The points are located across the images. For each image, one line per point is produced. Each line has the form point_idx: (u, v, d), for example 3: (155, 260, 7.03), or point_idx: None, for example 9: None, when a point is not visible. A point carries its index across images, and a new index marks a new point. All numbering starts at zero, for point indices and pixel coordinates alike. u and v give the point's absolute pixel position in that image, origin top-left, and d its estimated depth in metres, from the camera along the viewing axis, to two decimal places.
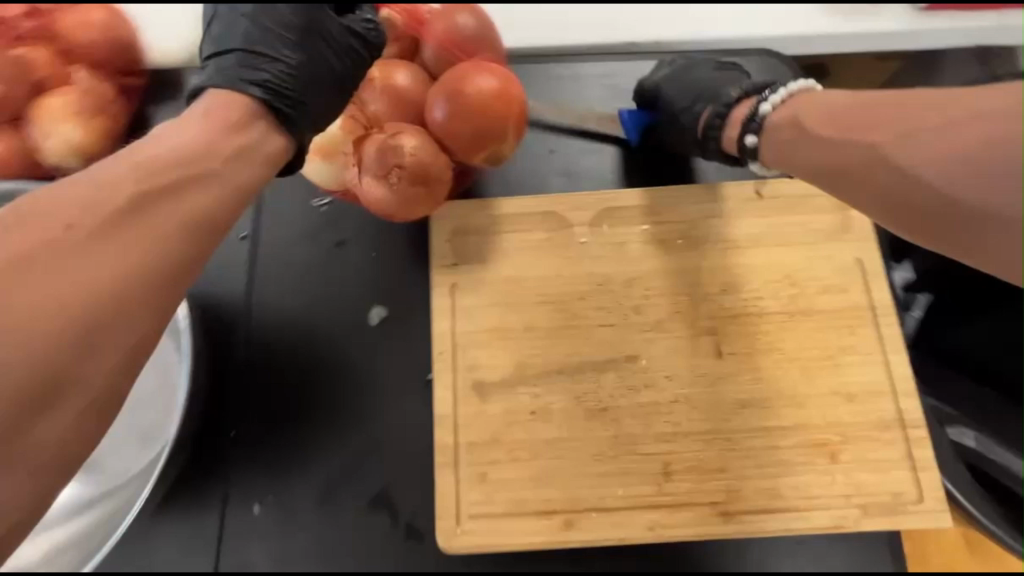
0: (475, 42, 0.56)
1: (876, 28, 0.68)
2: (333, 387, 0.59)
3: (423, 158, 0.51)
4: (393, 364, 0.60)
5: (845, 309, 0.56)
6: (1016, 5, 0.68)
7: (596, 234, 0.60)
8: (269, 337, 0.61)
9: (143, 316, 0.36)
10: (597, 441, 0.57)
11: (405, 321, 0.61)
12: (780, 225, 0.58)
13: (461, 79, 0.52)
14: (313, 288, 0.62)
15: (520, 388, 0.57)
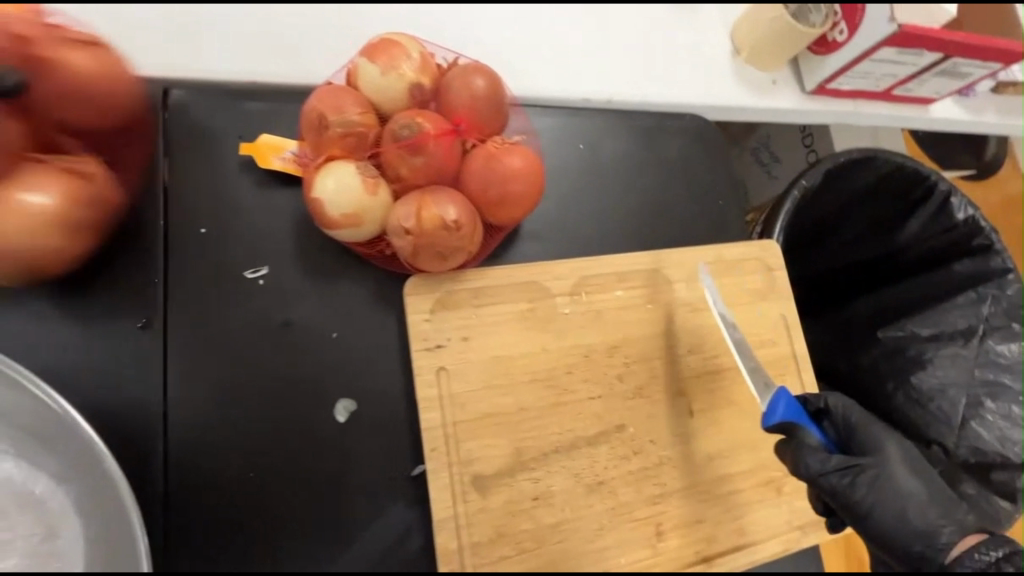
0: (490, 106, 0.56)
1: (773, 104, 0.81)
2: (295, 506, 0.51)
3: (467, 224, 0.53)
4: (368, 459, 0.53)
5: (776, 359, 0.68)
6: (865, 99, 0.86)
7: (576, 303, 0.61)
8: (205, 453, 0.50)
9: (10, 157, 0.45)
10: (598, 517, 0.56)
11: (378, 412, 0.54)
12: (723, 288, 0.68)
13: (493, 158, 0.55)
14: (259, 385, 0.52)
15: (520, 476, 0.54)
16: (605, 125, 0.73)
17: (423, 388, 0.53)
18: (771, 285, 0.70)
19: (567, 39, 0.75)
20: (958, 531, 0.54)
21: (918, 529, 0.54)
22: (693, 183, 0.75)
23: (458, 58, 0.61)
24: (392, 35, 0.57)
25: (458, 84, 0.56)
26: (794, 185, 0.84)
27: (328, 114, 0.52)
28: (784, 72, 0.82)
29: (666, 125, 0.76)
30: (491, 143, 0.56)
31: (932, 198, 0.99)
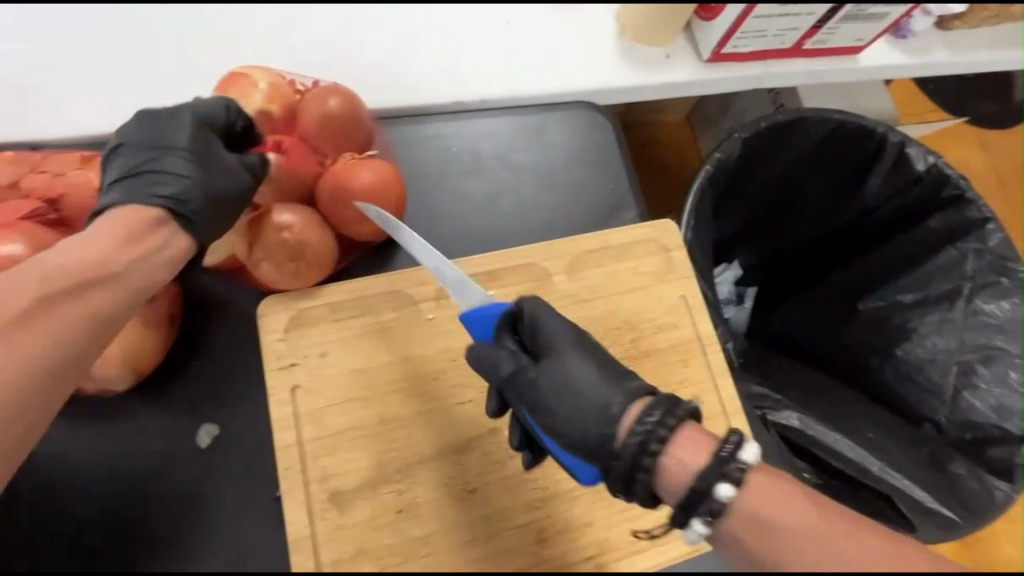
0: (341, 125, 0.53)
1: (670, 79, 0.67)
2: (161, 528, 0.53)
3: (304, 238, 0.52)
4: (232, 479, 0.54)
5: (678, 343, 0.63)
6: (773, 57, 0.72)
7: (443, 307, 0.60)
8: (73, 484, 0.53)
9: (31, 283, 0.42)
10: (471, 525, 0.53)
11: (239, 431, 0.55)
12: (613, 275, 0.65)
13: (341, 174, 0.53)
14: (120, 417, 0.54)
15: (382, 488, 0.53)
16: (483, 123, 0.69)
17: (278, 408, 0.53)
18: (668, 266, 0.66)
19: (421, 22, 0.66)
20: (624, 397, 0.47)
21: (591, 405, 0.47)
22: (589, 169, 0.69)
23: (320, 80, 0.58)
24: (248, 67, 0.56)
25: (313, 101, 0.53)
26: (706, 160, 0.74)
27: None
28: (678, 43, 0.69)
29: None
30: (344, 157, 0.54)
31: (886, 154, 0.81)
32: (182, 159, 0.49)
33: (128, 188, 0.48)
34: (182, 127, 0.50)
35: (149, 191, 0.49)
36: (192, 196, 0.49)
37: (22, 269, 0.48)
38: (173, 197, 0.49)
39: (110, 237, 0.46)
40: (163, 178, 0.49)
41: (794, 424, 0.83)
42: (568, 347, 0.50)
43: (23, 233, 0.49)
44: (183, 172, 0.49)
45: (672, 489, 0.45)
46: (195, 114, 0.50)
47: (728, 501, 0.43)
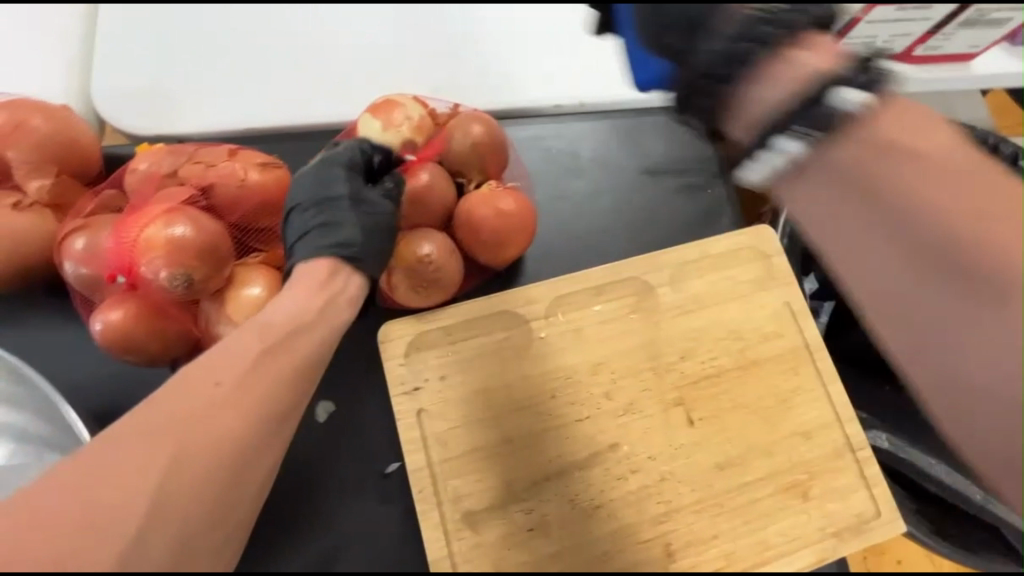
0: (483, 153, 0.60)
1: None
2: (290, 500, 0.55)
3: (444, 259, 0.56)
4: (350, 471, 0.56)
5: (786, 351, 0.63)
6: (879, 62, 0.77)
7: (553, 325, 0.60)
8: None
9: (255, 333, 0.45)
10: (600, 541, 0.54)
11: (355, 415, 0.58)
12: (715, 283, 0.64)
13: (487, 199, 0.58)
14: None
15: (511, 507, 0.54)
16: (579, 131, 0.72)
17: (406, 431, 0.55)
18: (770, 273, 0.65)
19: (528, 40, 0.71)
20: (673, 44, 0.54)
21: None
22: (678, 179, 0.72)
23: (457, 105, 0.64)
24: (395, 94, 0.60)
25: (460, 131, 0.59)
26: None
27: None
28: None
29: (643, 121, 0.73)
30: (487, 185, 0.59)
31: (996, 166, 0.76)
32: (343, 207, 0.54)
33: (309, 241, 0.53)
34: (338, 177, 0.54)
35: (324, 242, 0.52)
36: (356, 238, 0.52)
37: (187, 249, 0.50)
38: (337, 244, 0.52)
39: (309, 298, 0.50)
40: (330, 229, 0.53)
41: (884, 445, 0.80)
42: None
43: (187, 216, 0.51)
44: (348, 220, 0.53)
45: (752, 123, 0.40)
46: (347, 168, 0.55)
47: (858, 127, 0.36)
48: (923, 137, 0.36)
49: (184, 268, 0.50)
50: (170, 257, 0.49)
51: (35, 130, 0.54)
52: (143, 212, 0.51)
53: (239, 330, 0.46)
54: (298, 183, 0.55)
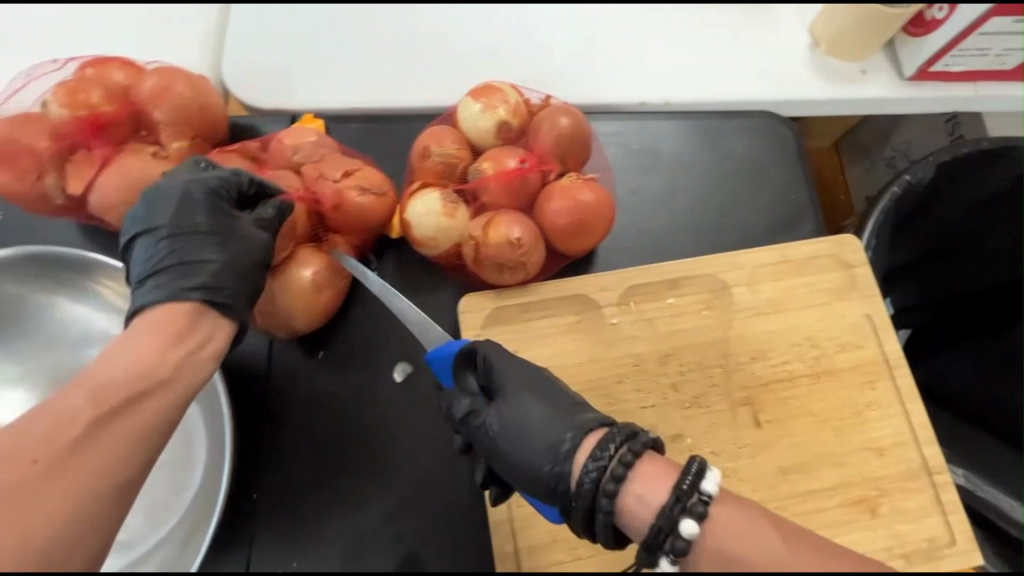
0: (573, 144, 0.62)
1: (867, 93, 0.74)
2: (367, 447, 0.59)
3: (528, 242, 0.58)
4: (422, 429, 0.59)
5: (864, 364, 0.61)
6: (989, 77, 0.74)
7: (625, 312, 0.62)
8: (299, 393, 0.60)
9: (151, 351, 0.43)
10: None
11: (429, 377, 0.61)
12: (793, 288, 0.64)
13: (567, 191, 0.59)
14: (338, 343, 0.62)
15: None
16: (662, 128, 0.73)
17: None
18: (851, 283, 0.64)
19: (616, 43, 0.75)
20: (576, 430, 0.46)
21: (538, 448, 0.47)
22: (759, 182, 0.72)
23: (550, 97, 0.67)
24: (496, 83, 0.65)
25: (547, 124, 0.62)
26: (894, 181, 0.73)
27: (431, 146, 0.62)
28: (877, 59, 0.76)
29: (728, 123, 0.73)
30: (568, 177, 0.61)
31: None
32: (213, 243, 0.51)
33: (158, 284, 0.49)
34: (201, 209, 0.52)
35: (180, 284, 0.49)
36: (225, 280, 0.50)
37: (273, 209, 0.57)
38: (205, 286, 0.49)
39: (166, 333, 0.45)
40: (188, 271, 0.49)
41: (959, 481, 0.76)
42: (519, 388, 0.50)
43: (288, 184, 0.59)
44: (203, 263, 0.50)
45: (637, 526, 0.42)
46: (208, 199, 0.52)
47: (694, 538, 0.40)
48: (648, 496, 0.42)
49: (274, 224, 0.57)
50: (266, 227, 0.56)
51: (187, 92, 0.61)
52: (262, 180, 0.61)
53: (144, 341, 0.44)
54: (158, 208, 0.51)
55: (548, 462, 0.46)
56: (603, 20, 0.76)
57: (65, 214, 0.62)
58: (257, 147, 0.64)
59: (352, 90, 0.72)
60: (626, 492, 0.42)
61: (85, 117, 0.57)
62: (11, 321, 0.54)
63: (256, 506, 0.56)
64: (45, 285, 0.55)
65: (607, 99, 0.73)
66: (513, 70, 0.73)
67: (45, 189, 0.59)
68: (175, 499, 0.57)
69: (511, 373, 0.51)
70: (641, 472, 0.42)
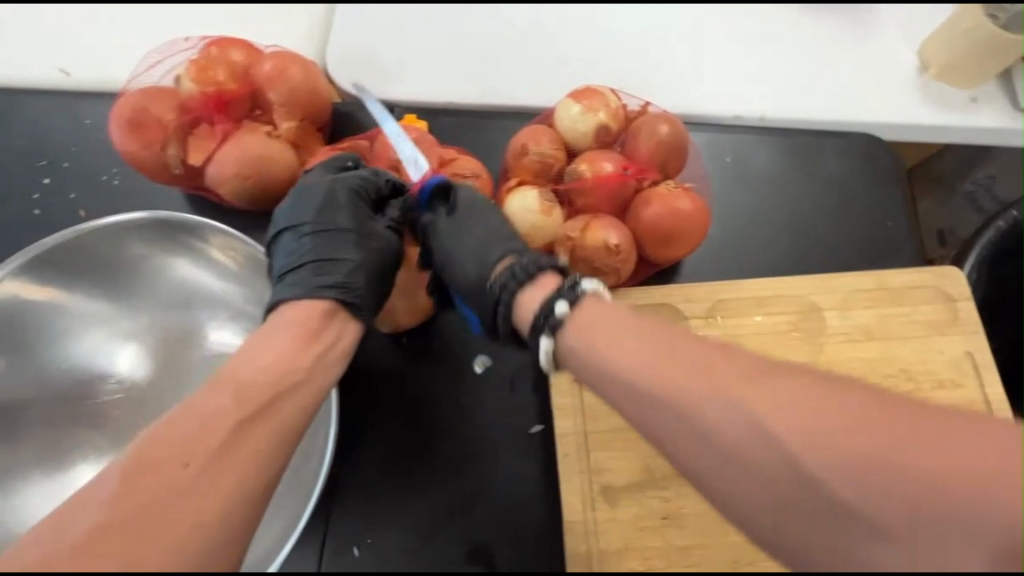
0: (671, 151, 0.62)
1: (976, 122, 0.71)
2: (445, 434, 0.60)
3: (624, 248, 0.58)
4: (497, 422, 0.60)
5: (962, 403, 0.58)
6: None
7: (710, 325, 0.61)
8: (383, 375, 0.62)
9: (278, 360, 0.46)
10: (734, 548, 0.53)
11: (508, 371, 0.62)
12: (888, 317, 0.61)
13: (665, 199, 0.59)
14: (423, 331, 0.64)
15: (650, 492, 0.55)
16: (756, 142, 0.71)
17: (559, 397, 0.58)
18: (952, 317, 0.61)
19: (712, 56, 0.75)
20: (503, 252, 0.57)
21: (473, 254, 0.58)
22: (854, 205, 0.70)
23: (647, 104, 0.67)
24: (596, 86, 0.66)
25: (648, 130, 0.62)
26: (1000, 216, 0.70)
27: (529, 143, 0.62)
28: (989, 88, 0.73)
29: (826, 142, 0.71)
30: (668, 185, 0.61)
31: None
32: (350, 243, 0.57)
33: (298, 278, 0.54)
34: (343, 210, 0.57)
35: (317, 279, 0.54)
36: (357, 279, 0.55)
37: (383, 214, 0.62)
38: (339, 284, 0.54)
39: (290, 335, 0.49)
40: (327, 267, 0.55)
41: None
42: (483, 211, 0.59)
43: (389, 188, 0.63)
44: (342, 262, 0.56)
45: (526, 318, 0.54)
46: (349, 201, 0.57)
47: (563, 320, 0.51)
48: (537, 298, 0.53)
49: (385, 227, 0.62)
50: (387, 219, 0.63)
51: (303, 74, 0.63)
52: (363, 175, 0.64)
53: (263, 353, 0.47)
54: (304, 203, 0.57)
55: (474, 268, 0.58)
56: (701, 32, 0.76)
57: (180, 183, 0.65)
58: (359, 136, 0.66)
59: (449, 84, 0.73)
60: (526, 295, 0.54)
61: (211, 92, 0.61)
62: (135, 280, 0.58)
63: (337, 480, 0.58)
64: (167, 249, 0.58)
65: (701, 109, 0.72)
66: (606, 75, 0.74)
67: (167, 157, 0.62)
68: None
69: (469, 209, 0.59)
70: (540, 281, 0.54)
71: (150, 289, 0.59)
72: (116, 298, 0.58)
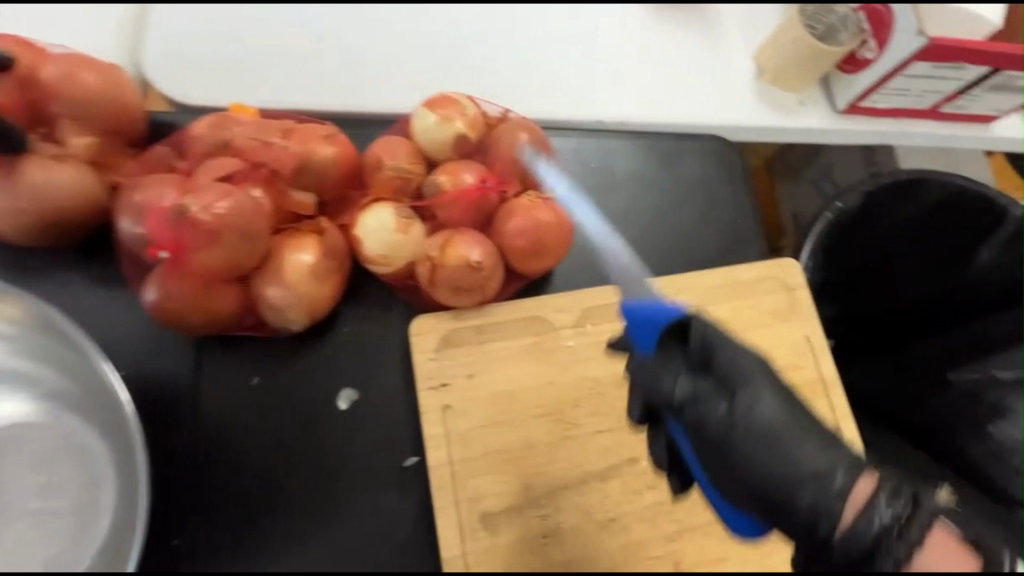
0: (532, 159, 0.60)
1: (804, 125, 0.78)
2: (307, 484, 0.54)
3: (489, 264, 0.56)
4: (368, 462, 0.56)
5: (802, 384, 0.64)
6: (909, 116, 0.80)
7: (581, 334, 0.61)
8: (230, 429, 0.55)
9: None
10: (611, 554, 0.54)
11: (378, 406, 0.57)
12: (738, 310, 0.66)
13: (527, 211, 0.58)
14: (274, 372, 0.57)
15: (528, 512, 0.54)
16: (617, 146, 0.73)
17: (430, 427, 0.55)
18: (792, 305, 0.67)
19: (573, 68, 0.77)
20: (847, 474, 0.45)
21: (801, 471, 0.45)
22: (712, 202, 0.73)
23: (508, 110, 0.65)
24: (452, 93, 0.63)
25: (505, 139, 0.60)
26: (827, 208, 0.79)
27: (383, 157, 0.58)
28: (814, 92, 0.80)
29: (683, 144, 0.74)
30: (527, 195, 0.59)
31: (1004, 225, 0.78)
32: None
33: None
34: None
35: None
36: None
37: (238, 217, 0.49)
38: None
39: None
40: None
41: None
42: (760, 377, 0.47)
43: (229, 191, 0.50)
44: None
45: None
46: None
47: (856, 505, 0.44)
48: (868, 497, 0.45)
49: (236, 231, 0.49)
50: (230, 206, 0.49)
51: (76, 76, 0.52)
52: (189, 183, 0.51)
53: None
54: None
55: (806, 493, 0.45)
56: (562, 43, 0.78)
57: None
58: (171, 151, 0.56)
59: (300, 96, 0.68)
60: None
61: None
62: None
63: (177, 554, 0.51)
64: None
65: (564, 118, 0.73)
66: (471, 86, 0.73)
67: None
68: (76, 546, 0.49)
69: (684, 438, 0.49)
70: (937, 547, 0.42)
71: None
72: None
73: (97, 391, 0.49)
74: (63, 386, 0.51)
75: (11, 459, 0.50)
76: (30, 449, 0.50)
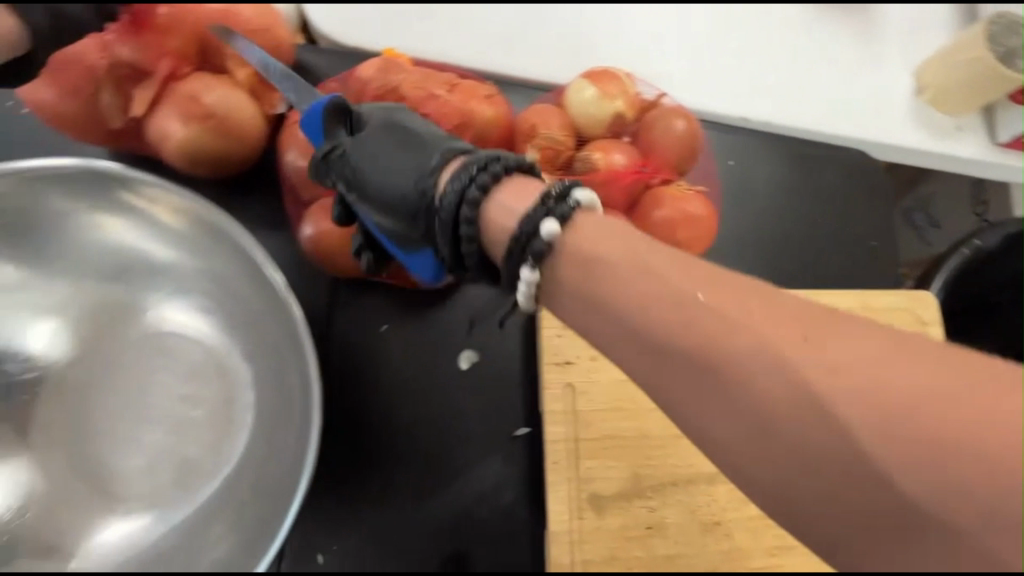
0: (686, 148, 0.58)
1: (957, 153, 0.73)
2: (426, 435, 0.55)
3: None
4: (484, 424, 0.56)
5: None
6: None
7: None
8: (356, 369, 0.56)
9: None
10: (711, 557, 0.54)
11: (499, 372, 0.58)
12: None
13: (677, 201, 0.57)
14: (403, 322, 0.58)
15: (636, 502, 0.54)
16: (759, 147, 0.69)
17: (550, 402, 0.55)
18: None
19: (720, 63, 0.74)
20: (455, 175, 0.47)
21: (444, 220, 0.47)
22: (849, 219, 0.69)
23: (663, 94, 0.63)
24: (611, 68, 0.61)
25: (662, 125, 0.58)
26: (964, 243, 0.73)
27: (540, 125, 0.57)
28: (972, 120, 0.75)
29: (827, 155, 0.70)
30: (677, 185, 0.58)
31: None
32: None
33: None
34: None
35: None
36: None
37: None
38: None
39: None
40: None
41: None
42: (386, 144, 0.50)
43: None
44: None
45: None
46: None
47: (552, 242, 0.43)
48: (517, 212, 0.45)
49: None
50: None
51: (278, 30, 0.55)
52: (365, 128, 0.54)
53: None
54: None
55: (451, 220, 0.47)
56: (708, 38, 0.75)
57: (111, 141, 0.55)
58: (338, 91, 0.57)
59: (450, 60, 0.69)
60: None
61: (176, 44, 0.52)
62: (56, 239, 0.51)
63: None
64: (94, 206, 0.50)
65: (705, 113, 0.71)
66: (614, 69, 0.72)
67: (102, 108, 0.52)
68: (212, 458, 0.50)
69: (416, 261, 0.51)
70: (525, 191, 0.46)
71: (76, 252, 0.51)
72: (33, 255, 0.51)
73: (253, 309, 0.50)
74: (218, 301, 0.52)
75: (163, 361, 0.52)
76: (184, 357, 0.52)
